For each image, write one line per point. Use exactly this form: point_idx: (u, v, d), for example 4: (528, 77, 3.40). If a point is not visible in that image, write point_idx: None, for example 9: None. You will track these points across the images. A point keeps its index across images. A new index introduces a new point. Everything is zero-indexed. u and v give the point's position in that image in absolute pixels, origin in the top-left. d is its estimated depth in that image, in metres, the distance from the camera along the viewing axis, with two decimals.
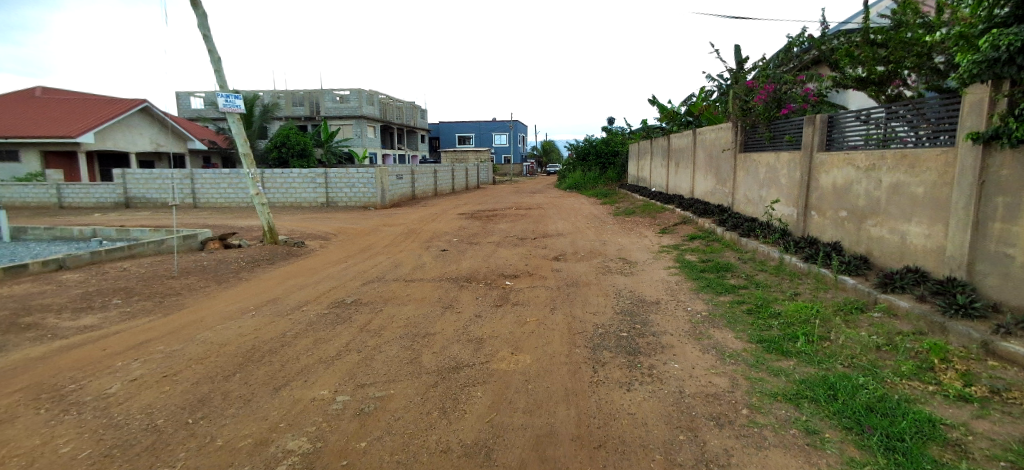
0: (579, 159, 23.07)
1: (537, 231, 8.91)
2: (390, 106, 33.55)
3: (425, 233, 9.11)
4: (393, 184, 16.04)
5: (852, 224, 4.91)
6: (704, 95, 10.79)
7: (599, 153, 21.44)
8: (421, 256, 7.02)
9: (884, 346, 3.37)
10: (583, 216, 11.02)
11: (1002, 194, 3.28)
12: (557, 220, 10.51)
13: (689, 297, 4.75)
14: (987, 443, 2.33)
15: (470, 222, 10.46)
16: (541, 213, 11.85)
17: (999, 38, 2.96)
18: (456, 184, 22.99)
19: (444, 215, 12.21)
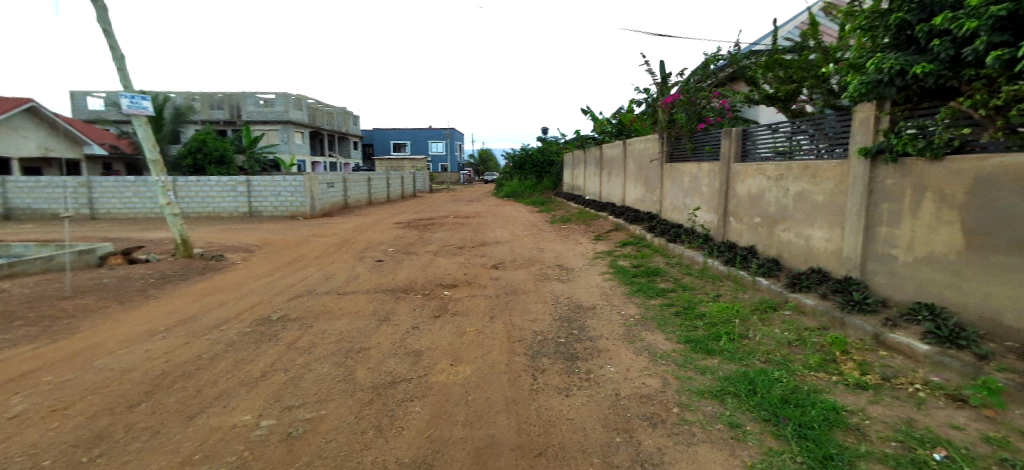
0: (516, 168, 23.31)
1: (475, 240, 8.88)
2: (319, 112, 32.35)
3: (358, 243, 8.79)
4: (325, 193, 15.37)
5: (764, 229, 5.31)
6: (631, 108, 11.32)
7: (535, 163, 21.81)
8: (355, 267, 6.75)
9: (794, 341, 3.65)
10: (521, 224, 11.13)
11: (887, 201, 3.71)
12: (496, 228, 10.55)
13: (623, 301, 4.91)
14: (880, 426, 2.61)
15: (406, 232, 10.23)
16: (479, 222, 11.82)
17: (882, 62, 3.33)
18: (392, 193, 22.40)
19: (380, 224, 11.86)
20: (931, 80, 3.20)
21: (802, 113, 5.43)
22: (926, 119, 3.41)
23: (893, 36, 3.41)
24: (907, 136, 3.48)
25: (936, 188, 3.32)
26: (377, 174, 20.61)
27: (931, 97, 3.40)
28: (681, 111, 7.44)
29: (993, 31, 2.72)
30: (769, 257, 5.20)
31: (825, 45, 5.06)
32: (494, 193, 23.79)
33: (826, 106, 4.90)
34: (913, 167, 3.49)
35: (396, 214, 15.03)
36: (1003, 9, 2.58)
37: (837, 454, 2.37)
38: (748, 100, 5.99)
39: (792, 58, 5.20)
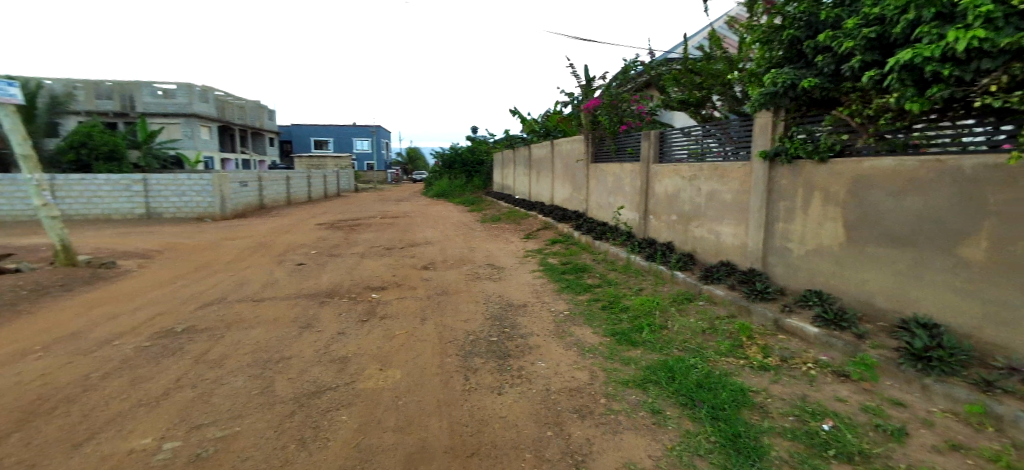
0: (445, 167, 23.05)
1: (404, 240, 8.67)
2: (229, 105, 30.05)
3: (277, 246, 8.25)
4: (236, 192, 14.25)
5: (680, 226, 5.68)
6: (557, 110, 11.63)
7: (465, 162, 21.74)
8: (273, 272, 6.33)
9: (707, 329, 3.93)
10: (452, 224, 11.03)
11: (783, 200, 4.12)
12: (425, 228, 10.37)
13: (552, 298, 5.02)
14: (780, 403, 2.90)
15: (330, 233, 9.77)
16: (408, 222, 11.56)
17: (777, 77, 3.68)
18: (314, 193, 21.24)
19: (301, 225, 11.22)
20: (817, 90, 3.58)
21: (711, 118, 5.70)
22: (814, 126, 3.82)
23: (786, 50, 3.75)
24: (798, 141, 3.88)
25: (822, 188, 3.74)
26: (296, 172, 19.44)
27: (818, 105, 3.82)
28: (604, 114, 7.75)
29: (865, 49, 3.10)
30: (685, 251, 5.57)
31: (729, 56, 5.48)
32: (423, 193, 23.39)
33: (731, 111, 5.32)
34: (803, 169, 3.90)
35: (320, 214, 14.31)
36: (873, 30, 2.96)
37: (745, 431, 2.63)
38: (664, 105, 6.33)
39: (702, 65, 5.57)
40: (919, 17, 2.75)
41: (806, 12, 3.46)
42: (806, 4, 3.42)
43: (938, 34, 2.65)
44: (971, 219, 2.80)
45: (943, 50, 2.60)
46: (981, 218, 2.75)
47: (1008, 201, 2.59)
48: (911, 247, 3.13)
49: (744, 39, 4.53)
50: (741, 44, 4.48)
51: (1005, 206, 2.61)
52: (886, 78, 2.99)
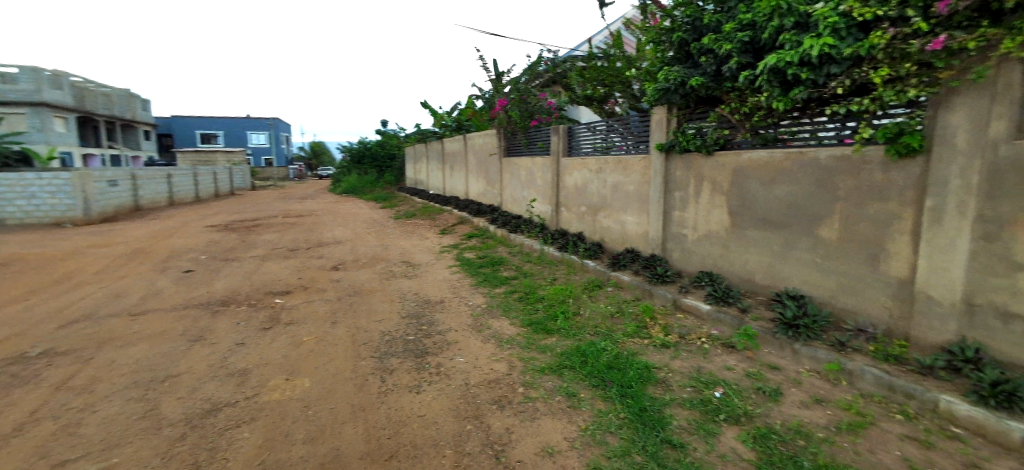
0: (353, 162, 21.93)
1: (311, 241, 8.18)
2: (89, 93, 26.27)
3: (158, 253, 7.37)
4: (102, 193, 12.50)
5: (589, 217, 5.94)
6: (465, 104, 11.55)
7: (375, 157, 20.88)
8: (155, 281, 5.64)
9: (616, 313, 4.17)
10: (364, 221, 10.60)
11: (678, 190, 4.47)
12: (334, 227, 9.85)
13: (469, 292, 5.02)
14: (679, 376, 3.17)
15: (226, 236, 8.92)
16: (316, 221, 10.91)
17: (669, 74, 3.97)
18: (202, 193, 19.17)
19: (189, 228, 10.12)
20: (703, 89, 3.92)
21: (613, 114, 6.03)
22: (701, 121, 4.19)
23: (676, 51, 4.06)
24: (689, 136, 4.23)
25: (710, 179, 4.12)
26: (178, 169, 17.38)
27: (704, 103, 4.19)
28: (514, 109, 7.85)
29: (741, 52, 3.45)
30: (594, 241, 5.85)
31: (627, 55, 5.79)
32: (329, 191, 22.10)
33: (631, 109, 5.61)
34: (694, 161, 4.27)
35: (213, 216, 13.00)
36: (747, 35, 3.30)
37: (650, 405, 2.84)
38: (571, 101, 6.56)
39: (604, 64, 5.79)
40: (782, 25, 3.12)
41: (691, 17, 3.79)
42: (691, 9, 3.74)
43: (797, 40, 3.03)
44: (827, 203, 3.27)
45: (801, 55, 2.97)
46: (833, 202, 3.22)
47: (854, 188, 3.10)
48: (782, 229, 3.57)
49: (639, 40, 4.81)
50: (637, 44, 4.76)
51: (851, 192, 3.11)
52: (758, 79, 3.36)
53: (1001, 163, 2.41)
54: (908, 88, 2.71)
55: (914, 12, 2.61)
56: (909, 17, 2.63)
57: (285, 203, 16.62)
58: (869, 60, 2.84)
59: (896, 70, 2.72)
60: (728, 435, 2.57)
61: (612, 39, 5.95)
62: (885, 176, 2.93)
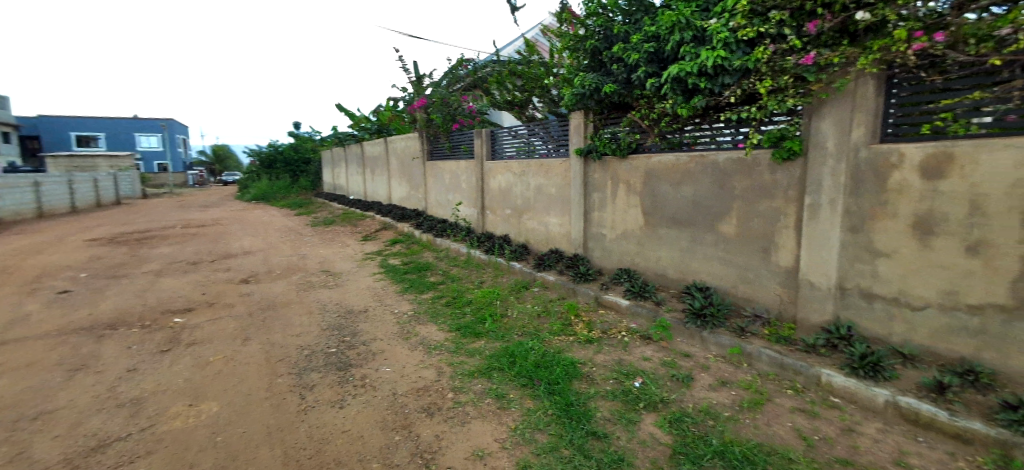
0: (261, 167, 20.34)
1: (216, 252, 7.51)
2: None
3: (24, 273, 6.37)
4: None
5: (514, 219, 6.03)
6: (382, 106, 11.11)
7: (287, 161, 19.58)
8: (21, 306, 4.88)
9: (542, 313, 4.27)
10: (277, 230, 9.93)
11: (597, 191, 4.67)
12: (244, 237, 9.12)
13: (395, 300, 4.89)
14: (602, 369, 3.31)
15: (111, 251, 7.92)
16: (223, 231, 10.04)
17: (584, 81, 4.14)
18: (79, 201, 16.83)
19: (65, 244, 8.86)
20: (615, 96, 4.14)
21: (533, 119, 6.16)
22: (615, 127, 4.40)
23: (589, 59, 4.25)
24: (605, 140, 4.43)
25: (625, 180, 4.35)
26: (46, 176, 15.12)
27: (617, 109, 4.42)
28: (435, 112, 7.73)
29: (647, 62, 3.69)
30: (519, 242, 5.95)
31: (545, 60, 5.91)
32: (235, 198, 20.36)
33: (550, 113, 5.76)
34: (610, 164, 4.49)
35: (95, 228, 11.49)
36: (652, 46, 3.55)
37: (575, 400, 2.94)
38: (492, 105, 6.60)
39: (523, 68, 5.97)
40: (681, 38, 3.39)
41: (603, 26, 4.02)
42: (602, 19, 3.97)
43: (695, 53, 3.31)
44: (726, 202, 3.59)
45: (699, 65, 3.26)
46: (731, 200, 3.54)
47: (748, 187, 3.43)
48: (689, 227, 3.86)
49: (555, 46, 4.97)
50: (552, 51, 4.90)
51: (746, 191, 3.44)
52: (663, 87, 3.61)
53: (862, 166, 2.83)
54: (787, 99, 3.03)
55: (790, 31, 2.95)
56: (786, 35, 2.97)
57: (186, 212, 15.11)
58: (755, 73, 3.16)
59: (777, 82, 3.03)
60: (647, 421, 2.72)
61: (529, 45, 6.08)
62: (773, 177, 3.29)
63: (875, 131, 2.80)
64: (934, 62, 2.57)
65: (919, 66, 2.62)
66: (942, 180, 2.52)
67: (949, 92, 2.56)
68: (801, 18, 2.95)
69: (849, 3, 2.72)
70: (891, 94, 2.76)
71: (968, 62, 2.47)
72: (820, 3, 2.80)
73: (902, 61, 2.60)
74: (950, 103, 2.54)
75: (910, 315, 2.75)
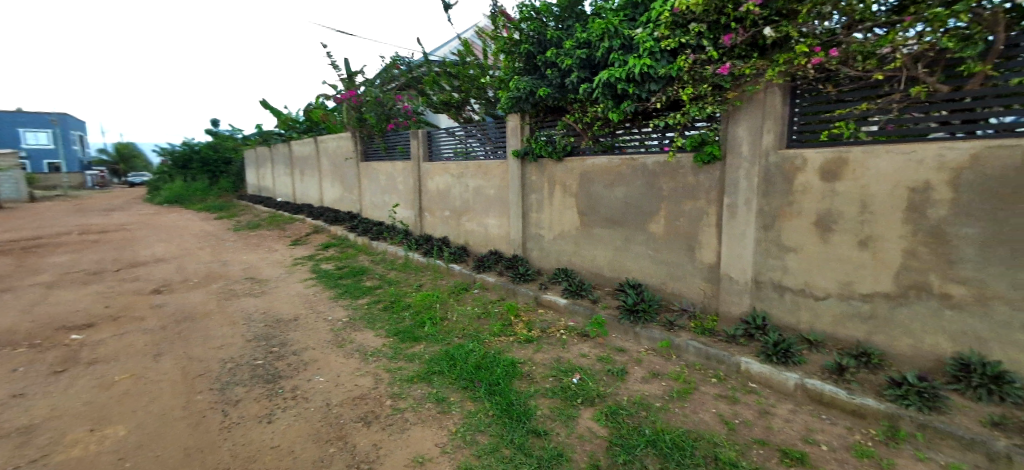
0: (175, 167, 18.65)
1: (123, 261, 6.80)
2: None
3: None
4: None
5: (453, 221, 5.99)
6: (312, 103, 10.62)
7: (204, 160, 18.08)
8: None
9: (482, 314, 4.26)
10: (195, 235, 9.17)
11: (535, 192, 4.75)
12: (157, 243, 8.33)
13: (328, 306, 4.68)
14: (541, 367, 3.37)
15: None
16: (132, 237, 9.12)
17: (520, 84, 4.20)
18: None
19: None
20: (550, 99, 4.22)
21: (470, 120, 6.15)
22: (551, 129, 4.50)
23: (524, 63, 4.31)
24: (541, 143, 4.49)
25: (561, 182, 4.46)
26: None
27: (552, 113, 4.52)
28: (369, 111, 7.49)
29: (579, 67, 3.82)
30: (459, 244, 5.91)
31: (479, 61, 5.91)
32: (147, 200, 18.55)
33: (487, 115, 5.79)
34: (547, 166, 4.58)
35: None
36: (583, 52, 3.67)
37: (516, 399, 2.96)
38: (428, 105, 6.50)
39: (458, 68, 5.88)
40: (611, 46, 3.54)
41: (535, 31, 4.08)
42: (534, 23, 4.03)
43: (624, 60, 3.47)
44: (654, 203, 3.77)
45: (628, 72, 3.41)
46: (659, 201, 3.73)
47: (674, 188, 3.63)
48: (621, 226, 4.02)
49: (490, 48, 4.99)
50: (487, 53, 4.91)
51: (672, 192, 3.64)
52: (595, 92, 3.75)
53: (772, 169, 3.09)
54: (707, 105, 3.25)
55: (708, 43, 3.16)
56: (704, 46, 3.17)
57: (84, 217, 13.54)
58: (679, 81, 3.36)
59: (698, 90, 3.24)
60: (585, 416, 2.80)
61: (464, 46, 6.07)
62: (696, 178, 3.51)
63: (782, 137, 3.07)
64: (830, 76, 2.85)
65: (817, 79, 2.91)
66: (838, 181, 2.81)
67: (841, 104, 2.85)
68: (717, 31, 3.15)
69: (757, 19, 2.96)
70: (795, 104, 3.05)
71: (856, 76, 2.75)
72: (733, 17, 3.03)
73: (802, 73, 2.88)
74: (843, 113, 2.82)
75: (814, 304, 3.04)
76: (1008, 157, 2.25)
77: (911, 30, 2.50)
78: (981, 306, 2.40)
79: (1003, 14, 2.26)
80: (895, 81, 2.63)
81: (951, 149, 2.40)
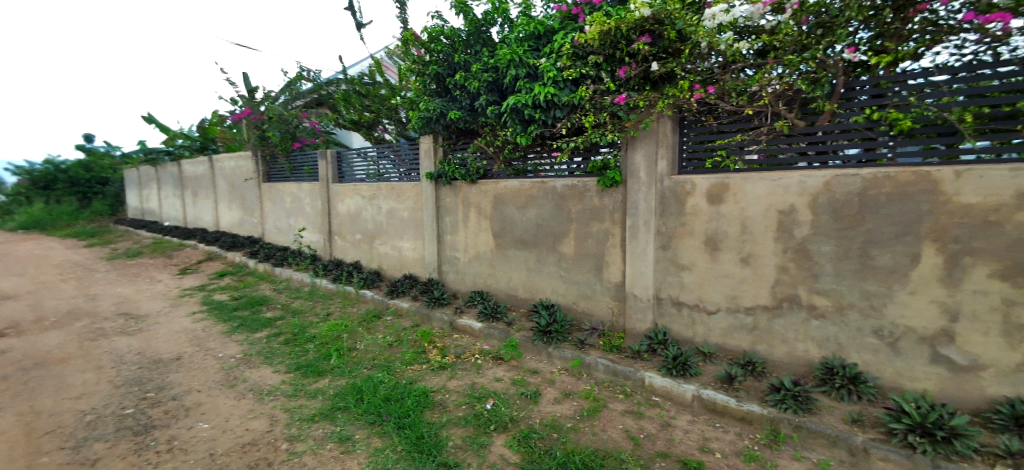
0: (34, 187, 16.07)
1: None
2: None
3: None
4: None
5: (365, 245, 5.75)
6: (209, 119, 9.80)
7: (72, 180, 15.75)
8: None
9: (394, 342, 4.09)
10: (58, 266, 7.92)
11: (449, 214, 4.72)
12: (8, 277, 7.08)
13: (219, 342, 4.23)
14: (454, 395, 3.27)
15: None
16: None
17: (431, 106, 4.21)
18: None
19: None
20: (461, 122, 4.27)
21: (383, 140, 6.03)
22: (464, 152, 4.52)
23: (435, 85, 4.32)
24: (455, 166, 4.50)
25: (475, 204, 4.47)
26: None
27: (464, 135, 4.55)
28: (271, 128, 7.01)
29: (489, 91, 3.94)
30: (372, 268, 5.68)
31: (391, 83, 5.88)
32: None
33: (400, 135, 5.70)
34: (460, 189, 4.57)
35: None
36: (491, 77, 3.81)
37: (427, 431, 2.84)
38: (337, 124, 6.26)
39: (369, 89, 5.79)
40: (517, 74, 3.72)
41: (443, 52, 4.15)
42: (441, 45, 4.10)
43: (530, 87, 3.64)
44: (563, 224, 3.89)
45: (533, 98, 3.59)
46: (569, 222, 3.85)
47: (581, 210, 3.77)
48: (534, 247, 4.10)
49: (400, 67, 4.94)
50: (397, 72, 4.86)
51: (580, 214, 3.78)
52: (504, 115, 3.88)
53: (667, 193, 3.32)
54: (607, 132, 3.42)
55: (606, 75, 3.36)
56: (603, 77, 3.37)
57: None
58: (580, 109, 3.54)
59: (598, 118, 3.42)
60: (497, 443, 2.74)
61: (374, 66, 5.97)
62: (601, 201, 3.66)
63: (674, 164, 3.32)
64: (711, 109, 3.17)
65: (700, 112, 3.19)
66: (722, 205, 3.07)
67: (722, 134, 3.14)
68: (614, 64, 3.35)
69: (648, 56, 3.21)
70: (683, 134, 3.32)
71: (732, 111, 3.06)
72: (626, 53, 3.25)
73: (687, 106, 3.13)
74: (723, 143, 3.12)
75: (707, 318, 3.27)
76: (852, 185, 2.59)
77: (773, 72, 2.82)
78: (839, 315, 2.71)
79: (841, 63, 2.63)
80: (763, 116, 2.96)
81: (810, 177, 2.72)
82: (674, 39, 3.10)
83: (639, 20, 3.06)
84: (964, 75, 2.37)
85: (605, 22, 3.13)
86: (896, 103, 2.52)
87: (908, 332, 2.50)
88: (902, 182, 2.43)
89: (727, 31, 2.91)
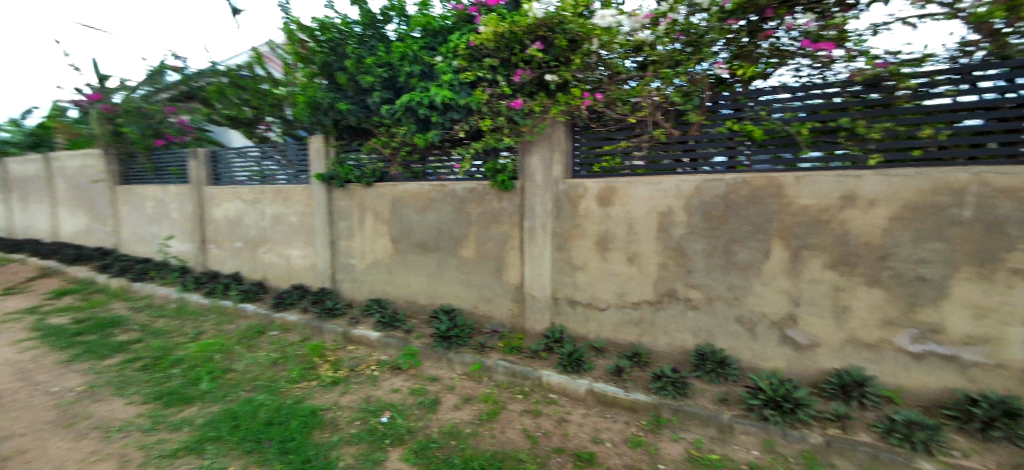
0: None
1: None
2: None
3: None
4: None
5: (247, 253, 5.23)
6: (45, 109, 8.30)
7: None
8: None
9: (279, 360, 3.76)
10: None
11: (344, 219, 4.46)
12: None
13: (54, 374, 3.56)
14: (347, 412, 3.07)
15: None
16: None
17: (321, 100, 3.98)
18: None
19: None
20: (353, 117, 4.07)
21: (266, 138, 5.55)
22: (358, 154, 4.32)
23: (327, 79, 4.06)
24: (348, 167, 4.27)
25: (371, 208, 4.27)
26: None
27: (358, 136, 4.38)
28: (124, 122, 6.00)
29: (382, 88, 3.84)
30: (255, 280, 5.19)
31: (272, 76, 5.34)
32: None
33: (287, 134, 5.21)
34: (355, 192, 4.34)
35: None
36: (385, 72, 3.73)
37: (314, 454, 2.62)
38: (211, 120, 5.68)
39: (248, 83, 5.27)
40: (412, 71, 3.67)
41: (335, 44, 3.94)
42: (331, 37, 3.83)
43: (425, 86, 3.62)
44: (463, 228, 3.86)
45: (429, 98, 3.57)
46: (468, 226, 3.83)
47: (480, 214, 3.77)
48: (434, 252, 4.02)
49: (286, 60, 4.57)
50: (284, 65, 4.47)
51: (480, 217, 3.78)
52: (398, 114, 3.82)
53: (561, 196, 3.43)
54: (505, 137, 3.44)
55: (502, 78, 3.39)
56: (499, 81, 3.41)
57: None
58: (476, 113, 3.56)
59: (495, 121, 3.45)
60: (393, 457, 2.61)
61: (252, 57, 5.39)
62: (499, 204, 3.69)
63: (569, 169, 3.45)
64: (600, 117, 3.36)
65: (589, 119, 3.37)
66: (610, 207, 3.25)
67: (610, 140, 3.33)
68: (508, 68, 3.40)
69: (540, 64, 3.31)
70: (575, 140, 3.47)
71: (618, 119, 3.27)
72: (521, 58, 3.32)
73: (578, 113, 3.29)
74: (610, 149, 3.31)
75: (598, 314, 3.43)
76: (717, 188, 2.88)
77: (652, 84, 3.05)
78: (710, 305, 3.00)
79: (707, 79, 2.94)
80: (644, 124, 3.19)
81: (684, 182, 2.98)
82: (565, 48, 3.21)
83: (532, 24, 3.12)
84: (801, 93, 2.73)
85: (499, 24, 3.15)
86: (751, 117, 2.86)
87: (763, 318, 2.83)
88: (756, 186, 2.75)
89: (612, 42, 3.05)
